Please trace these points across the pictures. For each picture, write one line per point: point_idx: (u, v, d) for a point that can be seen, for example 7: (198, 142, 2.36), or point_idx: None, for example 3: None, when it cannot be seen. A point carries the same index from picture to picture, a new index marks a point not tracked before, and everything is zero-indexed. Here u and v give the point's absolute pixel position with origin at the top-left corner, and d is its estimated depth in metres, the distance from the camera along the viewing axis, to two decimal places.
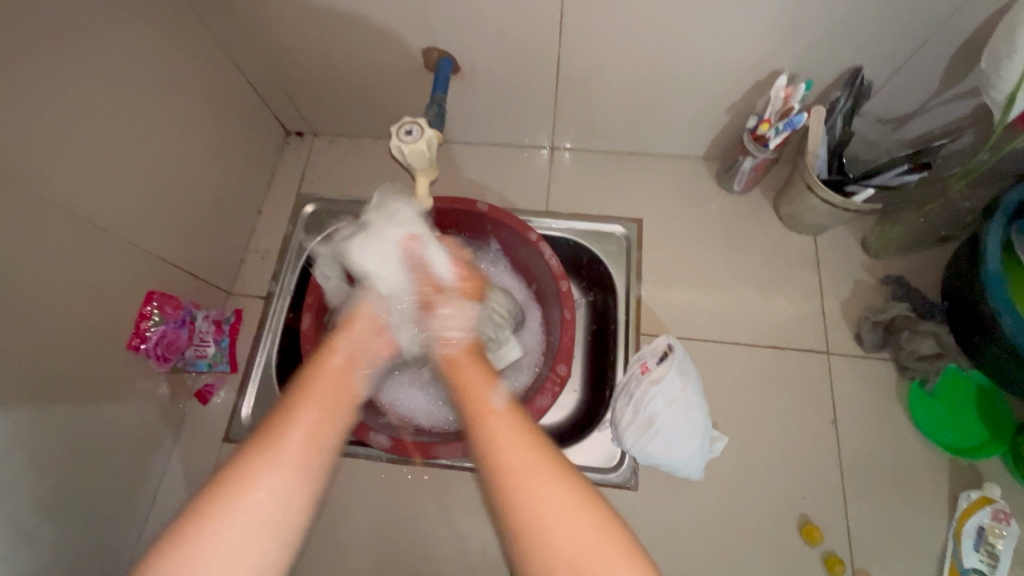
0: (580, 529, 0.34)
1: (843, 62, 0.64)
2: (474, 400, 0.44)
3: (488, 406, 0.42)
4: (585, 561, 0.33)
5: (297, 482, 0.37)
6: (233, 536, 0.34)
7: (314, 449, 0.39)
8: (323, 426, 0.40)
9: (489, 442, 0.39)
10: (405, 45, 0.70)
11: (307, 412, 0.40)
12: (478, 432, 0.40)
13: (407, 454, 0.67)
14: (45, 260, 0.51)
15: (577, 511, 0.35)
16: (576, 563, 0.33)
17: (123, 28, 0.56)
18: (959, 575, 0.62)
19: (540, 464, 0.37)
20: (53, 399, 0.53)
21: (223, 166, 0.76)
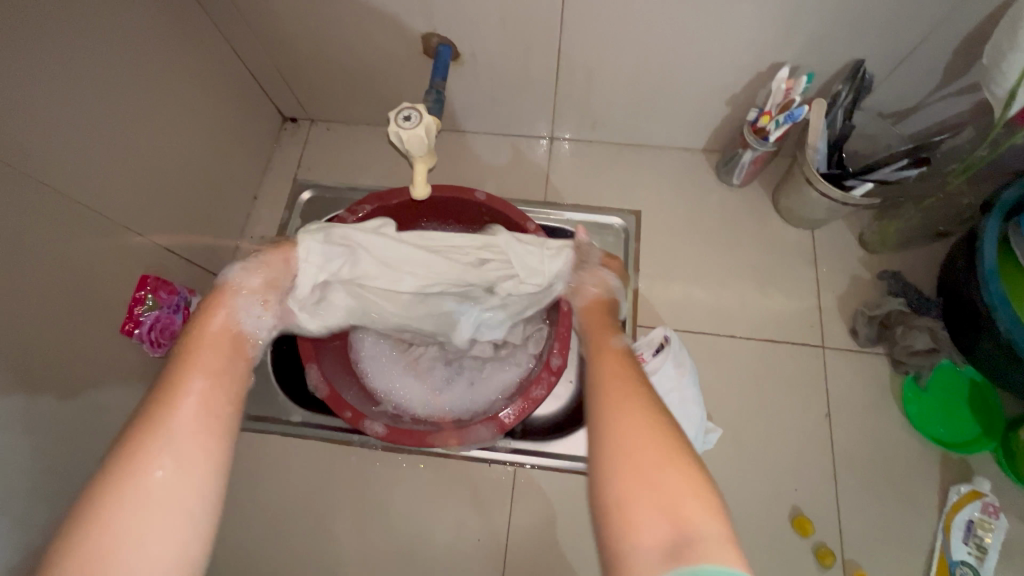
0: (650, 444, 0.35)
1: (846, 55, 0.64)
2: (613, 383, 0.40)
3: (634, 398, 0.39)
4: (655, 471, 0.34)
5: (199, 463, 0.35)
6: (128, 522, 0.32)
7: (206, 423, 0.36)
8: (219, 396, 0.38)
9: (619, 428, 0.37)
10: (405, 31, 0.69)
11: (197, 384, 0.37)
12: (609, 415, 0.38)
13: (402, 441, 0.67)
14: (38, 243, 0.50)
15: (649, 426, 0.36)
16: (635, 465, 0.35)
17: (118, 7, 0.55)
18: (948, 567, 0.62)
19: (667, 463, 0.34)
20: (47, 383, 0.53)
21: (219, 151, 0.75)
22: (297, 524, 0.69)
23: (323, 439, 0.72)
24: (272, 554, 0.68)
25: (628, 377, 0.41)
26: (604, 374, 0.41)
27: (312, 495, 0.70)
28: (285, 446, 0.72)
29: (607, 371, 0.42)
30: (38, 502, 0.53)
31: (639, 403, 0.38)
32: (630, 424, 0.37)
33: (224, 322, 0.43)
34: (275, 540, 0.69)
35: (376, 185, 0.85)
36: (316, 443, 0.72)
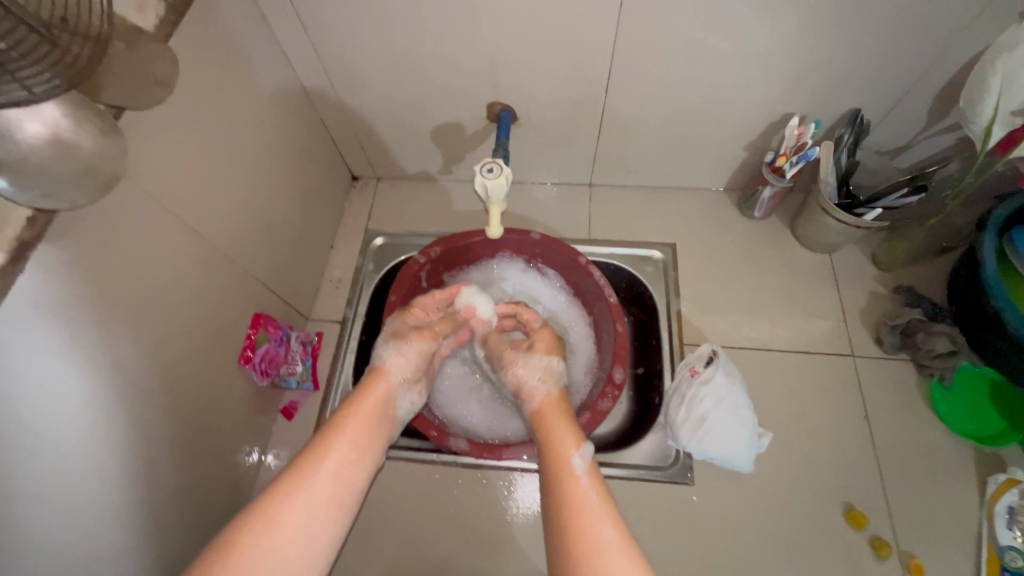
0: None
1: (842, 105, 0.77)
2: (585, 519, 0.50)
3: (609, 538, 0.48)
4: None
5: (320, 528, 0.49)
6: (263, 556, 0.45)
7: (338, 495, 0.52)
8: (350, 464, 0.54)
9: (602, 569, 0.46)
10: (472, 100, 0.83)
11: (339, 451, 0.54)
12: (585, 548, 0.48)
13: (482, 455, 0.74)
14: (189, 282, 0.60)
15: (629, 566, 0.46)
16: None
17: (246, 91, 0.69)
18: (997, 552, 0.67)
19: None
20: (187, 403, 0.61)
21: (307, 206, 0.87)
22: (385, 541, 0.74)
23: (404, 459, 0.79)
24: (362, 571, 0.73)
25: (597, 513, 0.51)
26: (578, 511, 0.51)
27: (397, 512, 0.76)
28: None
29: (575, 501, 0.52)
30: (171, 514, 0.60)
31: (604, 541, 0.48)
32: (602, 561, 0.47)
33: (372, 404, 0.61)
34: (364, 557, 0.74)
35: (438, 230, 0.96)
36: (399, 463, 0.78)
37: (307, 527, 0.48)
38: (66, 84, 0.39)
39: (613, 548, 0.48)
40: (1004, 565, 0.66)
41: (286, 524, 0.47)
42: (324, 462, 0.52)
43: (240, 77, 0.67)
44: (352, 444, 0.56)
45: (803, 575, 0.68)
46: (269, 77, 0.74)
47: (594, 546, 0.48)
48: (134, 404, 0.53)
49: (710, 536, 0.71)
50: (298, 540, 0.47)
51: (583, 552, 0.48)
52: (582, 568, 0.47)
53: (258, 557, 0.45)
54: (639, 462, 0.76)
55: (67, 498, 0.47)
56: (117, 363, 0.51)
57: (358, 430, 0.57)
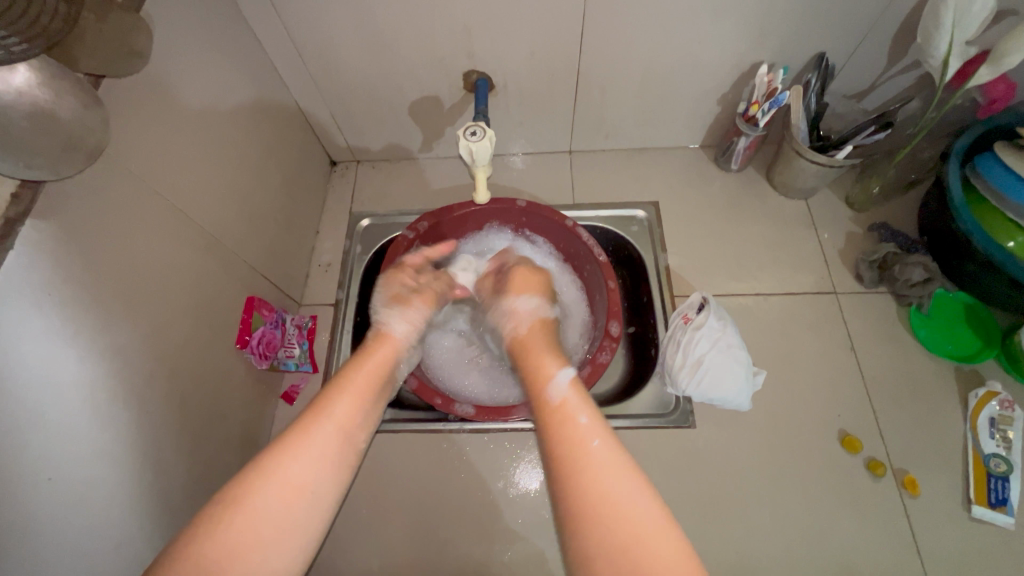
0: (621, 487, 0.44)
1: (807, 51, 0.79)
2: (574, 436, 0.48)
3: (598, 451, 0.46)
4: (620, 513, 0.42)
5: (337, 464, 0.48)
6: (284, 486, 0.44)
7: (351, 433, 0.51)
8: (355, 416, 0.52)
9: (593, 479, 0.44)
10: (448, 71, 0.83)
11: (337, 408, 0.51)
12: (574, 464, 0.46)
13: (488, 418, 0.74)
14: (179, 265, 0.59)
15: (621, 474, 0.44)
16: (607, 504, 0.43)
17: (218, 72, 0.67)
18: (982, 461, 0.71)
19: (629, 511, 0.42)
20: (189, 388, 0.60)
21: (289, 191, 0.86)
22: (400, 513, 0.75)
23: (411, 432, 0.79)
24: (379, 544, 0.73)
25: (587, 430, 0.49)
26: (565, 430, 0.49)
27: (408, 484, 0.76)
28: (377, 443, 0.79)
29: (563, 421, 0.50)
30: (180, 499, 0.59)
31: (595, 457, 0.46)
32: (593, 473, 0.45)
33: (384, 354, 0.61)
34: (380, 531, 0.74)
35: (423, 208, 0.96)
36: (406, 436, 0.79)
37: (310, 486, 0.46)
38: (37, 49, 0.39)
39: (606, 466, 0.45)
40: (990, 471, 0.70)
41: (301, 458, 0.46)
42: (327, 414, 0.50)
43: (212, 58, 0.66)
44: (352, 403, 0.53)
45: (807, 501, 0.71)
46: (241, 59, 0.73)
47: (582, 461, 0.46)
48: (138, 388, 0.53)
49: (716, 474, 0.74)
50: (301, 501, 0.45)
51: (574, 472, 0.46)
52: (570, 485, 0.45)
53: (268, 507, 0.43)
54: (642, 411, 0.78)
55: (77, 481, 0.46)
56: (118, 346, 0.50)
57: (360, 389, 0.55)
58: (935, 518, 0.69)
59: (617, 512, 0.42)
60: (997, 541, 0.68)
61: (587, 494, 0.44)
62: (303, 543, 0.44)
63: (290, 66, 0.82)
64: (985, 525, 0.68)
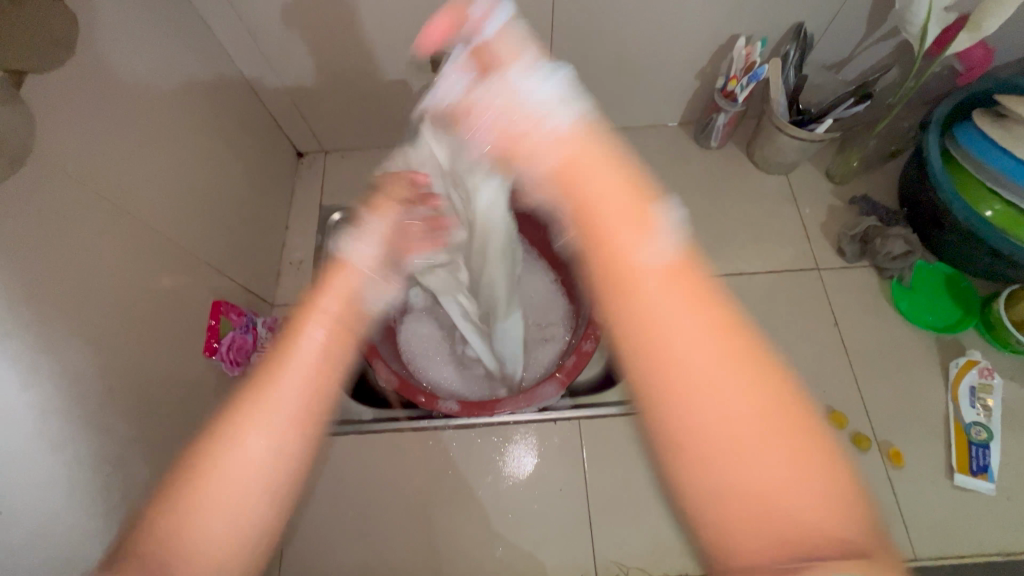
0: (739, 396, 0.29)
1: (785, 21, 0.77)
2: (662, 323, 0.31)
3: (692, 338, 0.31)
4: (739, 433, 0.28)
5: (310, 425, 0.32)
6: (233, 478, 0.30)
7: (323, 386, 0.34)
8: (310, 378, 0.34)
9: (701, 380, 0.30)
10: (414, 53, 0.79)
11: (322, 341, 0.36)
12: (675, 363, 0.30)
13: (474, 412, 0.73)
14: (132, 274, 0.55)
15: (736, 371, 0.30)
16: (714, 425, 0.29)
17: (163, 61, 0.63)
18: (964, 429, 0.72)
19: (745, 428, 0.28)
20: (153, 401, 0.57)
21: (252, 185, 0.82)
22: (387, 514, 0.73)
23: (395, 430, 0.77)
24: (368, 546, 0.71)
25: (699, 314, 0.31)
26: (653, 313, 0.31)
27: (395, 483, 0.74)
28: (361, 444, 0.77)
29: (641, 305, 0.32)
30: None
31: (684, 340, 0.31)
32: (700, 376, 0.30)
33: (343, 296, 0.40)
34: (368, 532, 0.72)
35: None
36: (391, 435, 0.77)
37: (275, 449, 0.31)
38: None
39: (711, 365, 0.30)
40: (971, 439, 0.71)
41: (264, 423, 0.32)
42: (295, 362, 0.34)
43: (155, 46, 0.61)
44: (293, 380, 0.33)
45: None
46: (189, 46, 0.68)
47: (669, 351, 0.31)
48: (98, 406, 0.50)
49: None
50: (254, 470, 0.31)
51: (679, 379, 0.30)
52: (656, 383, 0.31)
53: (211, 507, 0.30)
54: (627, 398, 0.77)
55: (32, 515, 0.43)
56: (69, 364, 0.47)
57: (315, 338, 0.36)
58: (919, 487, 0.70)
59: (748, 431, 0.28)
60: (978, 507, 0.69)
61: (683, 403, 0.30)
62: (252, 531, 0.30)
63: (245, 52, 0.77)
64: (967, 492, 0.70)
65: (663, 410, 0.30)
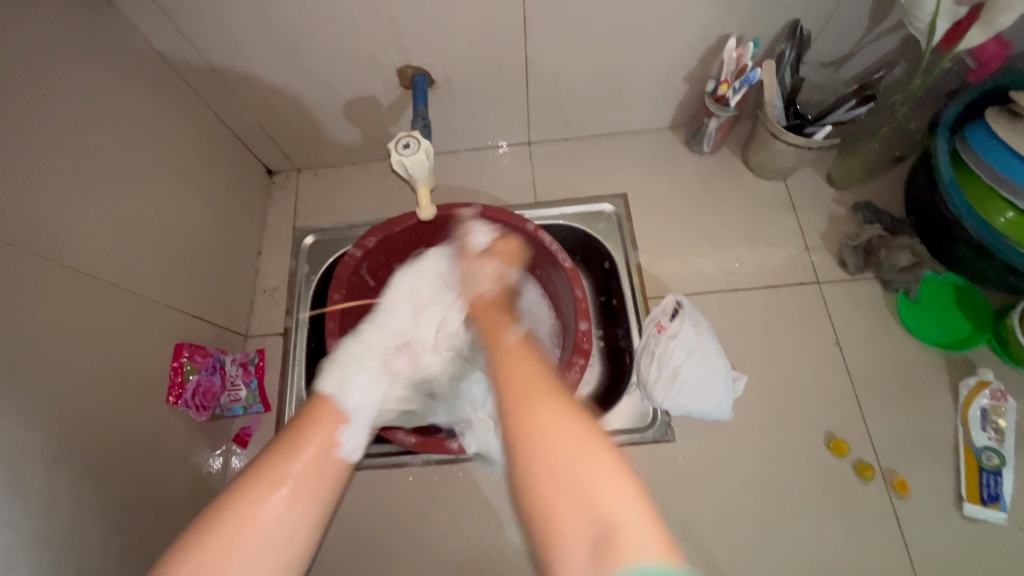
0: (577, 453, 0.40)
1: (779, 19, 0.71)
2: (516, 393, 0.46)
3: (553, 418, 0.42)
4: (571, 466, 0.39)
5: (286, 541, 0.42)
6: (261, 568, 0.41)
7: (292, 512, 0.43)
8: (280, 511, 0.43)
9: (552, 434, 0.41)
10: (381, 68, 0.74)
11: (275, 501, 0.43)
12: (529, 415, 0.43)
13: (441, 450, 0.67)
14: (80, 331, 0.52)
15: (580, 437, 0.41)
16: (549, 455, 0.40)
17: (104, 92, 0.58)
18: (974, 454, 0.68)
19: (585, 468, 0.39)
20: (110, 461, 0.55)
21: (218, 214, 0.78)
22: (369, 557, 0.70)
23: (375, 466, 0.74)
24: None
25: (556, 417, 0.42)
26: (511, 390, 0.46)
27: (376, 522, 0.71)
28: None
29: (512, 388, 0.46)
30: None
31: (537, 417, 0.43)
32: (548, 434, 0.41)
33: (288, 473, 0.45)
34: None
35: (372, 218, 0.89)
36: (370, 471, 0.74)
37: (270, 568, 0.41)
38: None
39: (568, 442, 0.41)
40: (982, 466, 0.67)
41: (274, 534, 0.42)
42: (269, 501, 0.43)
43: (95, 79, 0.57)
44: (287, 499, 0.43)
45: (793, 510, 0.68)
46: (135, 75, 0.64)
47: (535, 412, 0.43)
48: (43, 478, 0.47)
49: (700, 488, 0.70)
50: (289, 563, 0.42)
51: (522, 423, 0.43)
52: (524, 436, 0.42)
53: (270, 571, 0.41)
54: (618, 427, 0.73)
55: None
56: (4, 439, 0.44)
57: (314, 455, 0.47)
58: (926, 519, 0.66)
59: (578, 464, 0.39)
60: (989, 540, 0.65)
61: (535, 435, 0.42)
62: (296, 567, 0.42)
63: (201, 74, 0.73)
64: (977, 522, 0.66)
65: (528, 462, 0.41)
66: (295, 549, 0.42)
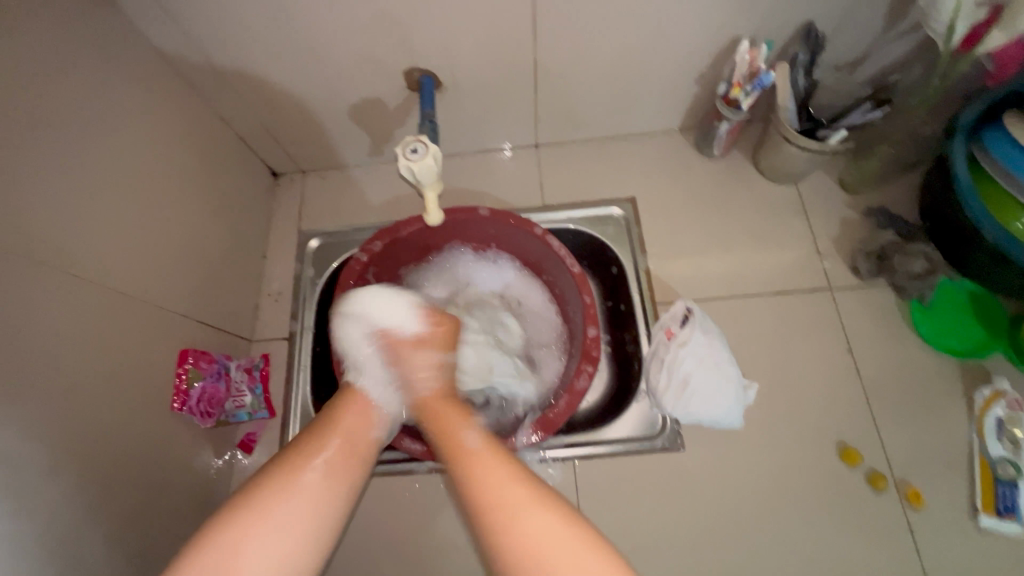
0: (535, 528, 0.41)
1: (792, 21, 0.70)
2: (474, 474, 0.46)
3: (514, 495, 0.43)
4: (537, 547, 0.40)
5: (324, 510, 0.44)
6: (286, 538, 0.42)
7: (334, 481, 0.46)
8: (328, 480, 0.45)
9: (517, 516, 0.42)
10: (387, 70, 0.73)
11: (306, 483, 0.44)
12: (491, 497, 0.43)
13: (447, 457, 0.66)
14: (83, 338, 0.51)
15: (545, 510, 0.42)
16: (523, 542, 0.41)
17: (107, 95, 0.58)
18: (989, 465, 0.67)
19: (553, 543, 0.40)
20: (114, 469, 0.54)
21: (223, 217, 0.77)
22: (374, 565, 0.69)
23: (381, 473, 0.73)
24: None
25: (522, 492, 0.44)
26: (469, 468, 0.46)
27: (382, 530, 0.71)
28: None
29: (468, 468, 0.46)
30: None
31: (507, 501, 0.43)
32: (516, 507, 0.43)
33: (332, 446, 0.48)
34: None
35: (378, 221, 0.88)
36: (376, 478, 0.73)
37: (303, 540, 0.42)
38: None
39: (534, 518, 0.42)
40: (998, 477, 0.66)
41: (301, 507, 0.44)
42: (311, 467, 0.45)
43: (98, 83, 0.57)
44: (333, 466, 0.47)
45: (805, 520, 0.67)
46: (138, 78, 0.63)
47: (498, 497, 0.43)
48: (46, 489, 0.46)
49: (709, 498, 0.69)
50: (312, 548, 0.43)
51: (488, 508, 0.43)
52: (490, 520, 0.43)
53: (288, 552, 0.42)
54: (626, 435, 0.72)
55: None
56: (7, 451, 0.43)
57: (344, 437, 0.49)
58: (940, 530, 0.65)
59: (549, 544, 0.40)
60: (1004, 552, 0.64)
61: (501, 516, 0.42)
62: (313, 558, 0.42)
63: (206, 76, 0.72)
64: (992, 534, 0.65)
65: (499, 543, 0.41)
66: (321, 534, 0.43)
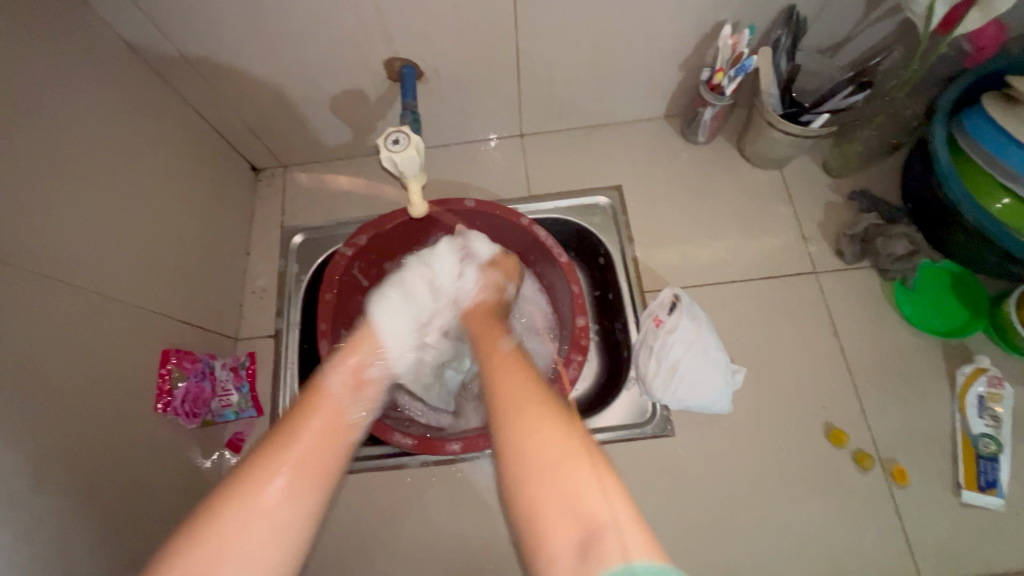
0: (550, 446, 0.42)
1: (775, 5, 0.70)
2: (502, 394, 0.47)
3: (534, 415, 0.44)
4: (555, 469, 0.41)
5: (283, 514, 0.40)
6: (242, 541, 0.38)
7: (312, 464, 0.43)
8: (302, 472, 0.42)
9: (535, 440, 0.43)
10: (368, 60, 0.71)
11: (276, 485, 0.41)
12: (509, 425, 0.44)
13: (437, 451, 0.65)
14: (63, 341, 0.50)
15: (556, 430, 0.43)
16: (540, 467, 0.41)
17: (78, 91, 0.56)
18: (971, 441, 0.68)
19: (562, 463, 0.41)
20: (99, 473, 0.53)
21: (204, 215, 0.76)
22: (368, 561, 0.69)
23: (372, 468, 0.73)
24: None
25: (541, 410, 0.45)
26: (497, 384, 0.48)
27: (375, 525, 0.70)
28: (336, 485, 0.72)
29: (505, 379, 0.49)
30: None
31: (524, 420, 0.44)
32: (538, 434, 0.43)
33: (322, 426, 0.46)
34: None
35: (362, 215, 0.87)
36: (367, 473, 0.72)
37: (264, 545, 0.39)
38: None
39: (548, 441, 0.42)
40: (980, 453, 0.67)
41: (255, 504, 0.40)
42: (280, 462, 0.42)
43: (69, 77, 0.55)
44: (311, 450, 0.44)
45: (793, 500, 0.68)
46: (110, 72, 0.61)
47: (517, 417, 0.44)
48: (28, 497, 0.45)
49: (700, 482, 0.70)
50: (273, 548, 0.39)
51: (507, 426, 0.45)
52: (508, 436, 0.44)
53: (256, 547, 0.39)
54: (617, 422, 0.73)
55: None
56: None
57: (319, 434, 0.45)
58: (925, 507, 0.67)
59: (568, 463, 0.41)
60: (987, 526, 0.65)
61: (518, 440, 0.43)
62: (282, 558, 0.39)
63: (181, 70, 0.70)
64: (975, 509, 0.66)
65: (514, 468, 0.43)
66: (298, 529, 0.41)
